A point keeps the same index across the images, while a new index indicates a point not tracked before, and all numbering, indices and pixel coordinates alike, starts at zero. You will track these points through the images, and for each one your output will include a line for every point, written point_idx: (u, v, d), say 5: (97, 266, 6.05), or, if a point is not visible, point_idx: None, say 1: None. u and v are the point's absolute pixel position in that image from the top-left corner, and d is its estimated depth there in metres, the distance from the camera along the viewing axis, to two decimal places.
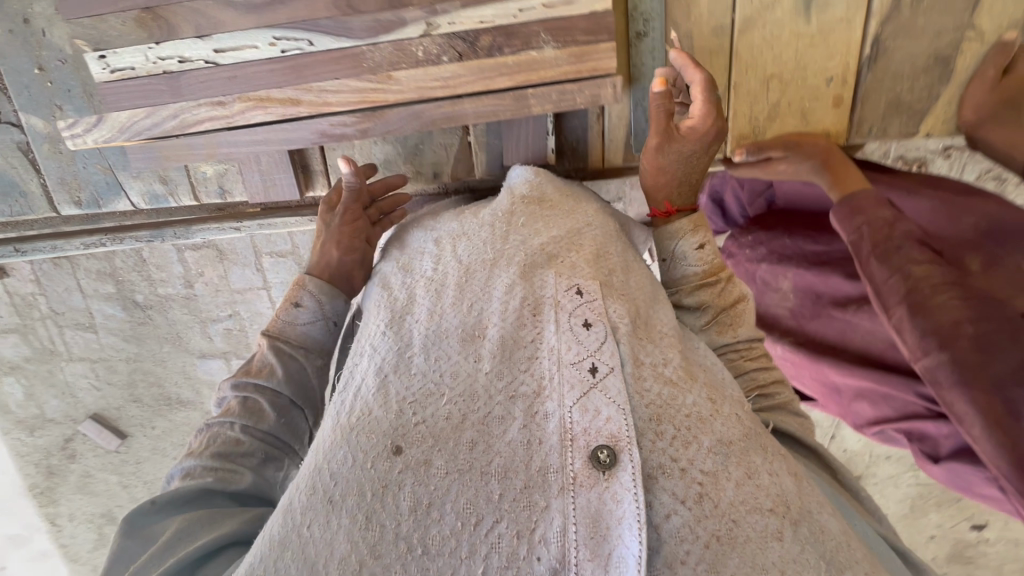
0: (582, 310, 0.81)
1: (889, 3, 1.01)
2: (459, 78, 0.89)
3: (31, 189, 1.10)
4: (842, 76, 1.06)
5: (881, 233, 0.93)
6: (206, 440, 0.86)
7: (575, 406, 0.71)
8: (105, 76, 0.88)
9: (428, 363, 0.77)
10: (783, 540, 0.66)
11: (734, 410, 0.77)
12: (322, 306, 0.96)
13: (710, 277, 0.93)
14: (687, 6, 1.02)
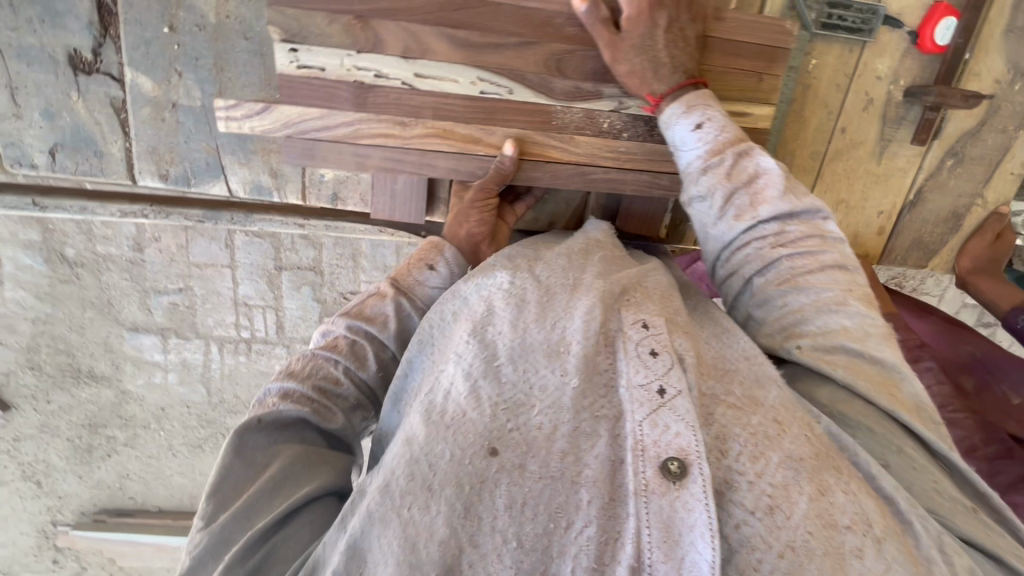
0: (648, 338, 0.68)
1: (936, 165, 1.26)
2: (630, 155, 0.96)
3: (110, 151, 0.96)
4: (889, 213, 1.30)
5: (910, 351, 1.18)
6: (309, 369, 0.76)
7: (643, 421, 0.60)
8: (289, 68, 0.84)
9: (516, 375, 0.63)
10: (865, 559, 0.53)
11: (800, 435, 0.62)
12: (453, 277, 0.89)
13: (716, 155, 0.82)
14: (798, 129, 1.18)
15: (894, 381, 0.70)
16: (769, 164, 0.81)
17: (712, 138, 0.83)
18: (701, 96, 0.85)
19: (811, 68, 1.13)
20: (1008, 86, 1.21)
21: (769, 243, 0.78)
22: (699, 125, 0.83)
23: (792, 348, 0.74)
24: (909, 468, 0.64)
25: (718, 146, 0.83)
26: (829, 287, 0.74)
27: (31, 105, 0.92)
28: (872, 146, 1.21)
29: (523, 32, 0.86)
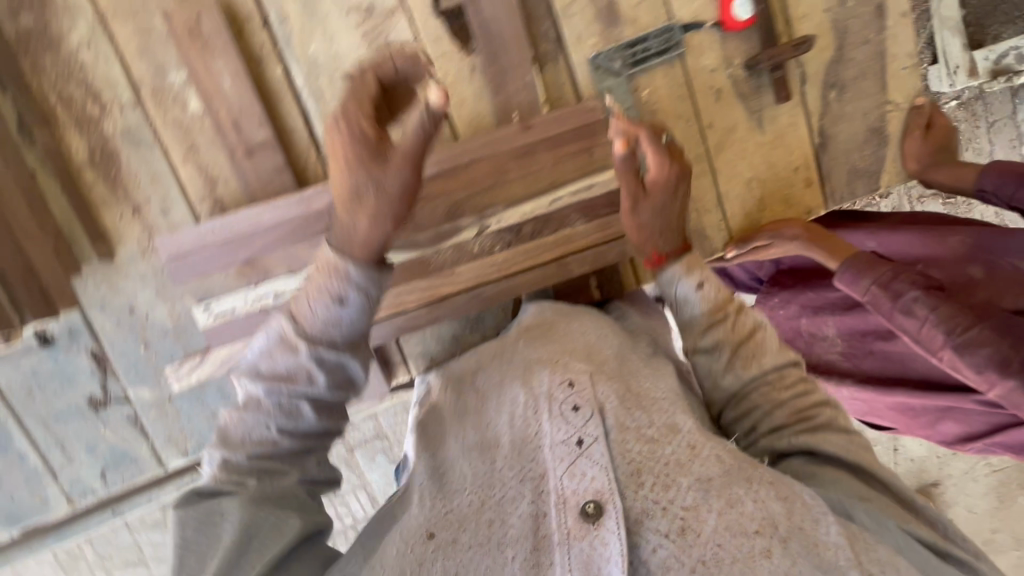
0: (572, 394, 0.86)
1: (821, 103, 1.26)
2: (510, 261, 1.07)
3: (142, 454, 1.19)
4: (805, 164, 1.29)
5: (890, 291, 1.03)
6: (258, 437, 0.78)
7: (564, 475, 0.79)
8: (209, 321, 1.01)
9: (471, 469, 0.85)
10: (772, 557, 0.69)
11: (716, 452, 0.80)
12: (367, 292, 0.78)
13: (718, 310, 0.95)
14: (668, 146, 1.23)
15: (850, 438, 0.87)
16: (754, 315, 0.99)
17: (709, 296, 0.96)
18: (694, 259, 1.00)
19: (646, 98, 1.20)
20: (841, 8, 1.22)
21: (770, 389, 0.90)
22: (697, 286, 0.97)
23: (788, 438, 0.86)
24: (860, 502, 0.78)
25: (718, 304, 0.96)
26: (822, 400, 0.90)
27: (78, 449, 1.17)
28: (746, 124, 1.25)
29: None
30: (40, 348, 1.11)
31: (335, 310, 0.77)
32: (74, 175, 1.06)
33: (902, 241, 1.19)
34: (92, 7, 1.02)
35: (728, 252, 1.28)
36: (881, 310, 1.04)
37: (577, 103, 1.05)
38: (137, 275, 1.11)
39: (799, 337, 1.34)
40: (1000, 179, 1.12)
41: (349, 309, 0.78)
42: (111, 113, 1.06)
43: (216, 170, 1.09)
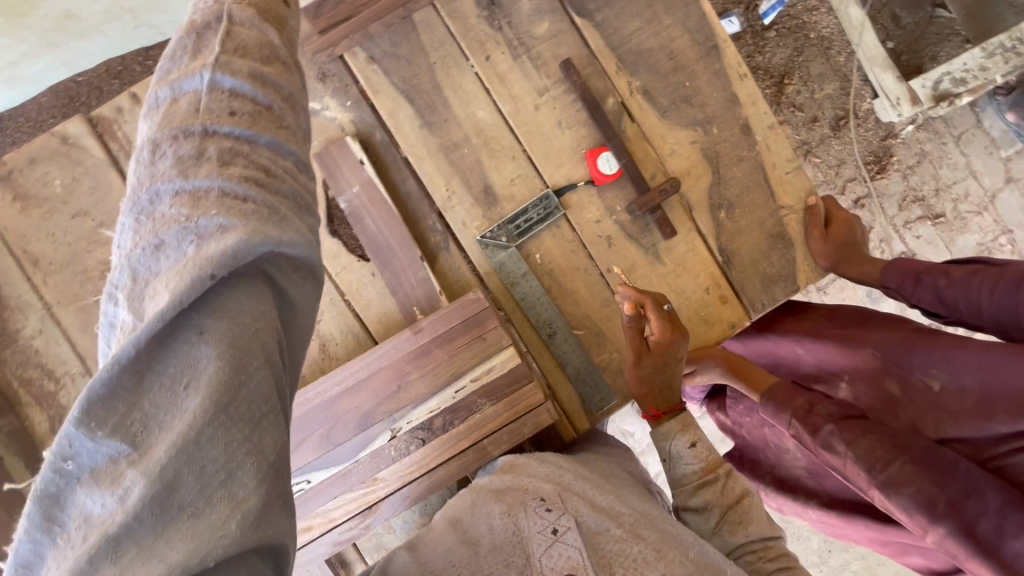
0: (543, 502, 0.92)
1: (713, 224, 1.30)
2: (428, 457, 1.09)
3: None
4: (714, 282, 1.30)
5: (809, 424, 1.05)
6: (177, 202, 0.52)
7: (542, 556, 0.85)
8: None
9: (447, 556, 0.86)
10: None
11: (678, 557, 0.87)
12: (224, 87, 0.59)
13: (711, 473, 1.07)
14: (573, 297, 1.28)
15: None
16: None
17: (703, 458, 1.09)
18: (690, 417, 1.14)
19: (540, 260, 1.27)
20: (705, 137, 1.29)
21: (759, 554, 0.99)
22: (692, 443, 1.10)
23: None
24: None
25: (710, 466, 1.08)
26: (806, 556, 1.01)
27: None
28: (644, 260, 1.29)
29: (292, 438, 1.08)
30: None
31: (221, 122, 0.57)
32: (40, 446, 1.19)
33: (823, 350, 1.19)
34: (41, 301, 1.20)
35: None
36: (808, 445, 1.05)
37: (469, 294, 1.12)
38: None
39: (768, 446, 1.31)
40: (901, 277, 1.12)
41: (227, 129, 0.57)
42: (65, 385, 1.20)
43: None
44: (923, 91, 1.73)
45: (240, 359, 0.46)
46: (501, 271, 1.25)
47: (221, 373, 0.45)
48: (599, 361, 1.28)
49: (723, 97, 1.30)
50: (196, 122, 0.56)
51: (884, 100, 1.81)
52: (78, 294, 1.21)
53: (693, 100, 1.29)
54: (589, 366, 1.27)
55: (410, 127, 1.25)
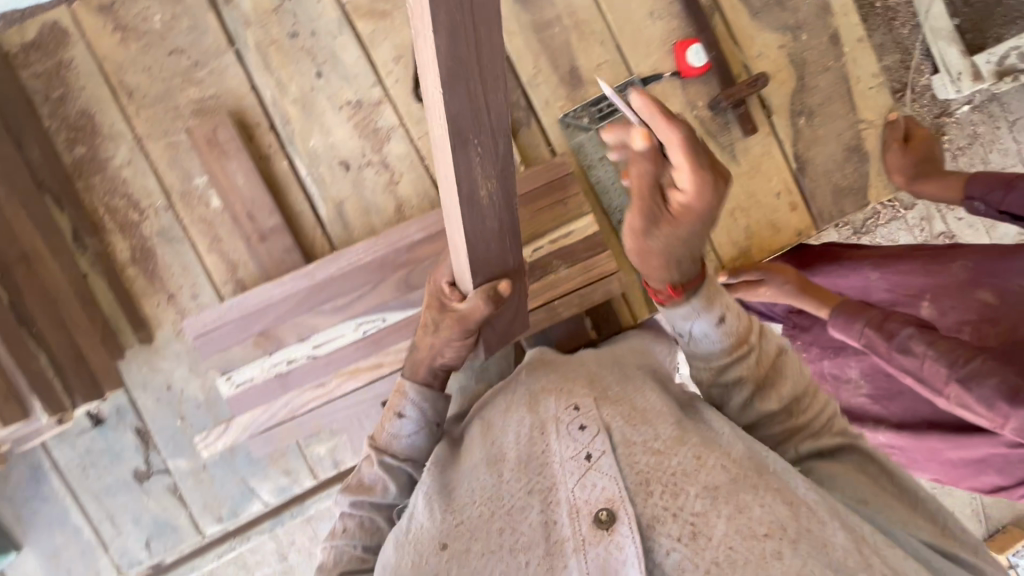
0: (578, 416, 0.78)
1: (791, 130, 1.31)
2: None
3: (181, 522, 1.27)
4: (786, 189, 1.31)
5: (883, 330, 1.05)
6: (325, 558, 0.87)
7: (575, 486, 0.71)
8: (231, 390, 1.11)
9: (467, 493, 0.77)
10: (784, 559, 0.61)
11: (722, 461, 0.70)
12: (424, 413, 0.92)
13: (742, 348, 0.80)
14: None
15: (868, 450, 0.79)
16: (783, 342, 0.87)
17: (731, 329, 0.80)
18: (714, 291, 0.80)
19: None
20: (794, 43, 1.30)
21: (788, 420, 0.80)
22: (720, 320, 0.79)
23: (795, 447, 0.79)
24: (880, 503, 0.72)
25: (740, 338, 0.80)
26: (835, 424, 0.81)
27: (125, 521, 1.26)
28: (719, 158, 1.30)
29: (370, 278, 1.11)
30: (92, 427, 1.25)
31: (350, 533, 0.88)
32: (119, 272, 1.23)
33: (907, 271, 1.14)
34: (132, 132, 1.23)
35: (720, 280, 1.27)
36: (878, 350, 1.05)
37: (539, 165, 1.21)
38: (173, 354, 1.25)
39: (826, 378, 1.26)
40: (987, 186, 1.11)
41: (352, 539, 0.88)
42: (149, 216, 1.24)
43: (237, 256, 1.24)
44: (987, 66, 1.46)
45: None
46: (579, 153, 1.27)
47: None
48: None
49: (816, 5, 1.30)
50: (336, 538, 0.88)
51: (943, 75, 1.51)
52: (168, 130, 1.23)
53: (787, 4, 1.29)
54: None
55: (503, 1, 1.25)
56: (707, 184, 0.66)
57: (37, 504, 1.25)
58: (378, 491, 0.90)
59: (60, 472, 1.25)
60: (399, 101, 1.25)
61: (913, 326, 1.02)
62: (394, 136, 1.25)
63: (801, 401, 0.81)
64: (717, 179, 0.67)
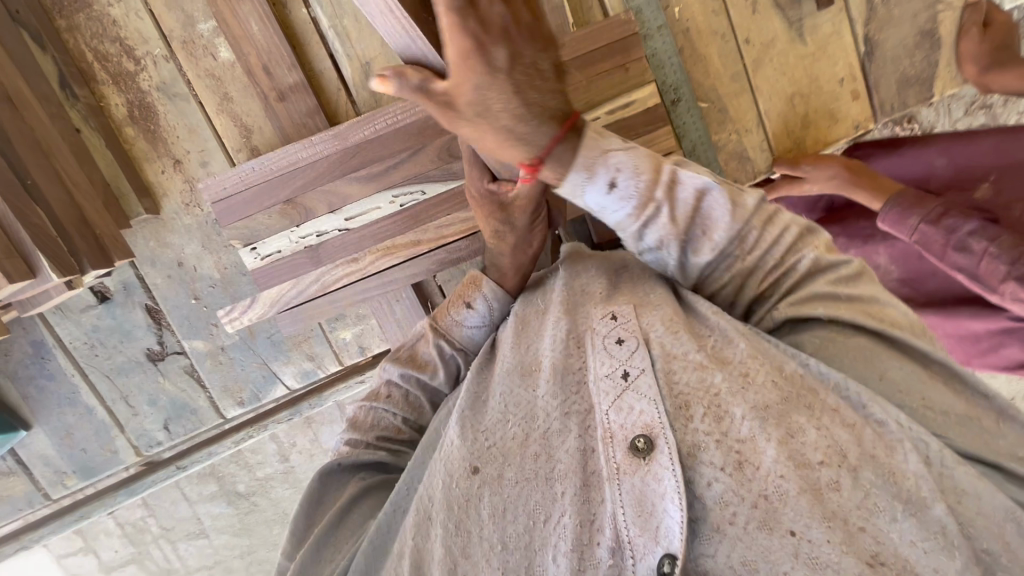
0: (616, 327, 0.67)
1: (865, 8, 1.19)
2: None
3: (200, 405, 1.23)
4: (851, 75, 1.22)
5: (941, 227, 0.99)
6: (357, 417, 0.81)
7: (609, 409, 0.61)
8: (257, 262, 1.02)
9: (502, 406, 0.69)
10: (841, 490, 0.53)
11: (772, 376, 0.59)
12: (492, 310, 0.82)
13: (647, 208, 0.67)
14: (703, 66, 1.19)
15: (877, 308, 0.65)
16: (706, 182, 0.67)
17: (631, 189, 0.66)
18: (593, 147, 0.65)
19: (677, 16, 1.16)
20: None
21: (737, 260, 0.69)
22: (612, 185, 0.66)
23: (772, 312, 0.68)
24: (895, 391, 0.60)
25: (645, 195, 0.66)
26: (804, 257, 0.68)
27: (140, 402, 1.21)
28: (785, 36, 1.19)
29: (409, 145, 1.00)
30: (97, 304, 1.16)
31: (390, 400, 0.80)
32: (116, 130, 1.09)
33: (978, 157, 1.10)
34: None
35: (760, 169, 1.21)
36: (932, 248, 0.99)
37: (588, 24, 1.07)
38: (182, 228, 1.14)
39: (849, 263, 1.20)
40: None
41: (388, 407, 0.80)
42: (146, 68, 1.08)
43: (251, 119, 1.11)
44: None
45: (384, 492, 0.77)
46: (636, 19, 1.15)
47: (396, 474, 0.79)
48: (717, 138, 1.22)
49: None
50: (373, 402, 0.81)
51: None
52: None
53: None
54: (706, 143, 1.20)
55: None
56: None
57: (44, 383, 1.17)
58: (427, 371, 0.80)
59: (65, 350, 1.17)
60: None
61: (974, 220, 0.96)
62: None
63: (745, 237, 0.67)
64: None
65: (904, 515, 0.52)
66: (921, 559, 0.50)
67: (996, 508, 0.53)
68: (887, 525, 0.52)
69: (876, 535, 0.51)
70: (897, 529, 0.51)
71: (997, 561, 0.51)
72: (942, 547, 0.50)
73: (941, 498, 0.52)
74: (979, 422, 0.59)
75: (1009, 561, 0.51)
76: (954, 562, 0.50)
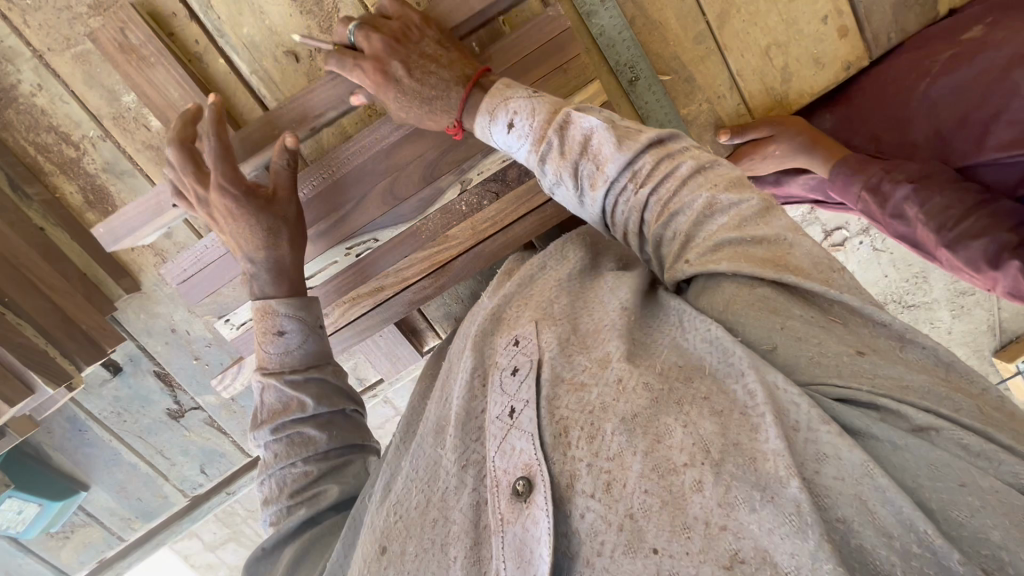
0: (517, 354, 0.72)
1: None
2: (503, 212, 0.99)
3: (227, 449, 1.34)
4: (835, 9, 1.06)
5: (879, 194, 1.01)
6: (270, 493, 0.82)
7: (496, 453, 0.66)
8: (233, 332, 1.06)
9: (413, 473, 0.74)
10: (704, 489, 0.53)
11: (644, 379, 0.62)
12: (302, 318, 0.88)
13: (542, 143, 0.78)
14: (660, 35, 1.06)
15: (783, 252, 0.65)
16: (592, 122, 0.76)
17: (530, 129, 0.78)
18: (499, 101, 0.81)
19: None
20: None
21: (632, 193, 0.74)
22: (510, 126, 0.79)
23: (682, 267, 0.68)
24: (794, 340, 0.59)
25: (539, 133, 0.78)
26: (698, 196, 0.70)
27: (175, 453, 1.33)
28: None
29: (351, 194, 0.97)
30: (113, 377, 1.23)
31: (282, 452, 0.82)
32: (77, 217, 1.10)
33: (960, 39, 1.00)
34: (28, 48, 1.00)
35: (720, 140, 1.11)
36: (875, 217, 1.04)
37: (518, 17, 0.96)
38: (166, 297, 1.18)
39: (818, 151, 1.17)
40: None
41: (285, 457, 0.82)
42: (87, 151, 1.07)
43: None
44: None
45: (323, 542, 0.79)
46: None
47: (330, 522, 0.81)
48: (686, 113, 1.10)
49: None
50: (270, 466, 0.83)
51: None
52: (69, 38, 1.00)
53: None
54: (675, 120, 1.09)
55: None
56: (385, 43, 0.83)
57: (88, 450, 1.30)
58: (291, 406, 0.83)
59: (97, 420, 1.27)
60: None
61: (908, 186, 0.97)
62: (342, 7, 1.01)
63: (633, 168, 0.74)
64: (372, 32, 0.84)
65: (763, 503, 0.51)
66: (779, 545, 0.49)
67: (853, 466, 0.51)
68: (746, 517, 0.51)
69: (738, 531, 0.51)
70: (756, 520, 0.50)
71: (852, 529, 0.49)
72: (796, 528, 0.49)
73: (798, 473, 0.51)
74: (865, 358, 0.58)
75: (861, 526, 0.49)
76: (807, 543, 0.48)
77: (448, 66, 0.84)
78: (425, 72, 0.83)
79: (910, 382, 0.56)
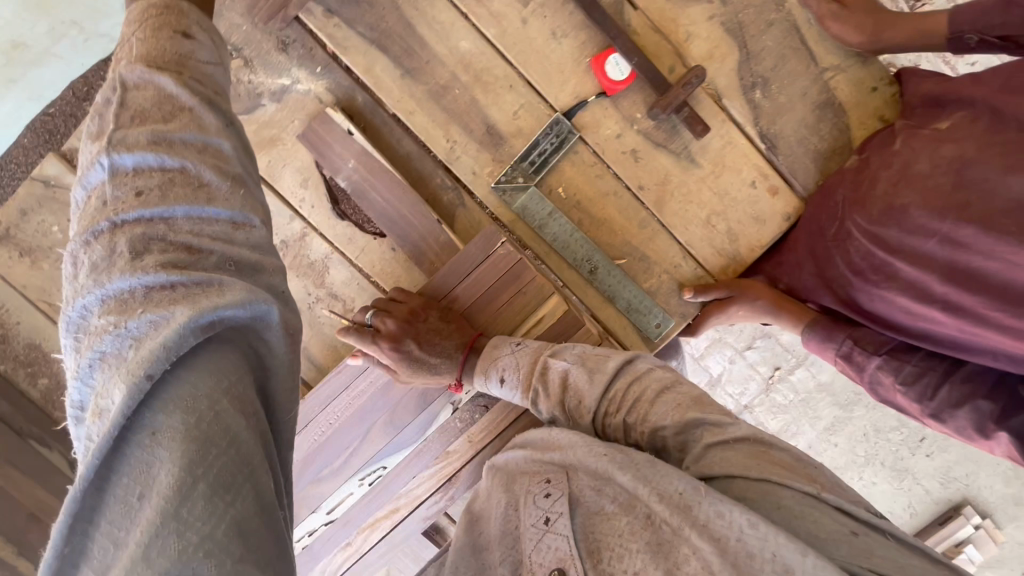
0: (544, 483, 0.75)
1: (747, 109, 1.14)
2: (497, 423, 1.07)
3: None
4: (761, 175, 1.16)
5: (853, 363, 1.12)
6: (104, 311, 0.46)
7: (530, 552, 0.68)
8: None
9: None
10: None
11: (664, 513, 0.64)
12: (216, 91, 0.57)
13: (529, 391, 0.91)
14: (607, 228, 1.18)
15: (763, 450, 0.71)
16: (565, 364, 0.89)
17: (515, 382, 0.94)
18: (488, 360, 0.97)
19: (563, 195, 1.16)
20: (724, 9, 1.12)
21: (611, 417, 0.82)
22: (500, 380, 0.95)
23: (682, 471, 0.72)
24: (793, 518, 0.62)
25: (526, 383, 0.92)
26: (667, 411, 0.77)
27: None
28: (678, 167, 1.16)
29: (360, 428, 1.06)
30: None
31: (129, 207, 0.49)
32: None
33: (845, 204, 1.08)
34: None
35: (686, 296, 1.18)
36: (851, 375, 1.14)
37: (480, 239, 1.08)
38: None
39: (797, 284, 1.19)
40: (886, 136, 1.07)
41: (136, 212, 0.49)
42: None
43: None
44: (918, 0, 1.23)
45: (202, 447, 0.42)
46: (524, 215, 1.15)
47: (205, 422, 0.43)
48: (649, 286, 1.19)
49: None
50: (102, 219, 0.49)
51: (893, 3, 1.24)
52: None
53: None
54: (641, 297, 1.18)
55: (389, 79, 1.11)
56: (400, 326, 0.99)
57: None
58: (176, 144, 0.52)
59: None
60: (325, 227, 1.16)
61: (878, 357, 1.09)
62: (331, 265, 1.17)
63: (606, 398, 0.82)
64: (389, 317, 1.00)
65: None
66: None
67: None
68: None
69: None
70: None
71: None
72: None
73: None
74: (862, 539, 0.61)
75: None
76: None
77: (448, 334, 1.01)
78: (431, 342, 1.00)
79: (908, 563, 0.60)
